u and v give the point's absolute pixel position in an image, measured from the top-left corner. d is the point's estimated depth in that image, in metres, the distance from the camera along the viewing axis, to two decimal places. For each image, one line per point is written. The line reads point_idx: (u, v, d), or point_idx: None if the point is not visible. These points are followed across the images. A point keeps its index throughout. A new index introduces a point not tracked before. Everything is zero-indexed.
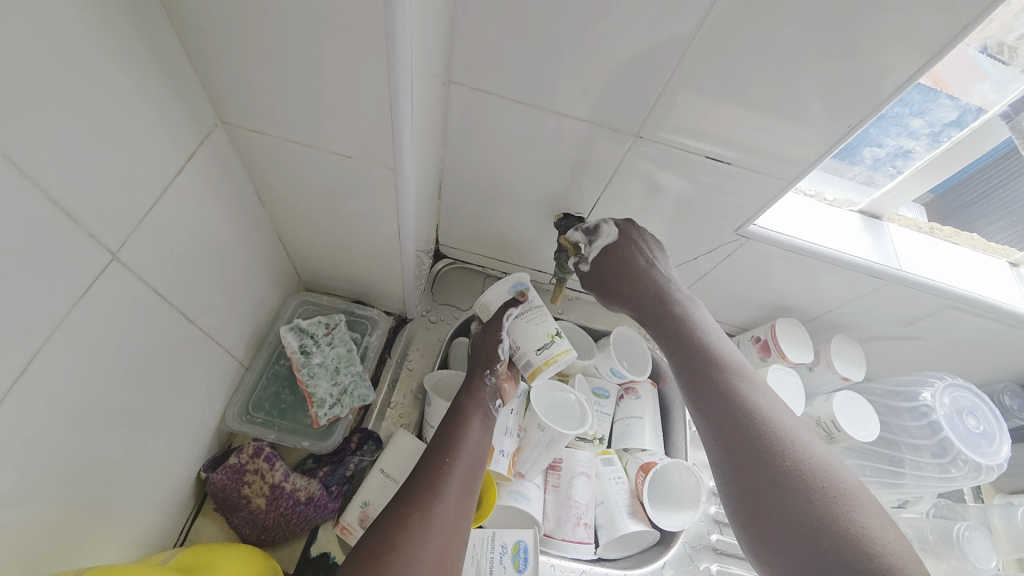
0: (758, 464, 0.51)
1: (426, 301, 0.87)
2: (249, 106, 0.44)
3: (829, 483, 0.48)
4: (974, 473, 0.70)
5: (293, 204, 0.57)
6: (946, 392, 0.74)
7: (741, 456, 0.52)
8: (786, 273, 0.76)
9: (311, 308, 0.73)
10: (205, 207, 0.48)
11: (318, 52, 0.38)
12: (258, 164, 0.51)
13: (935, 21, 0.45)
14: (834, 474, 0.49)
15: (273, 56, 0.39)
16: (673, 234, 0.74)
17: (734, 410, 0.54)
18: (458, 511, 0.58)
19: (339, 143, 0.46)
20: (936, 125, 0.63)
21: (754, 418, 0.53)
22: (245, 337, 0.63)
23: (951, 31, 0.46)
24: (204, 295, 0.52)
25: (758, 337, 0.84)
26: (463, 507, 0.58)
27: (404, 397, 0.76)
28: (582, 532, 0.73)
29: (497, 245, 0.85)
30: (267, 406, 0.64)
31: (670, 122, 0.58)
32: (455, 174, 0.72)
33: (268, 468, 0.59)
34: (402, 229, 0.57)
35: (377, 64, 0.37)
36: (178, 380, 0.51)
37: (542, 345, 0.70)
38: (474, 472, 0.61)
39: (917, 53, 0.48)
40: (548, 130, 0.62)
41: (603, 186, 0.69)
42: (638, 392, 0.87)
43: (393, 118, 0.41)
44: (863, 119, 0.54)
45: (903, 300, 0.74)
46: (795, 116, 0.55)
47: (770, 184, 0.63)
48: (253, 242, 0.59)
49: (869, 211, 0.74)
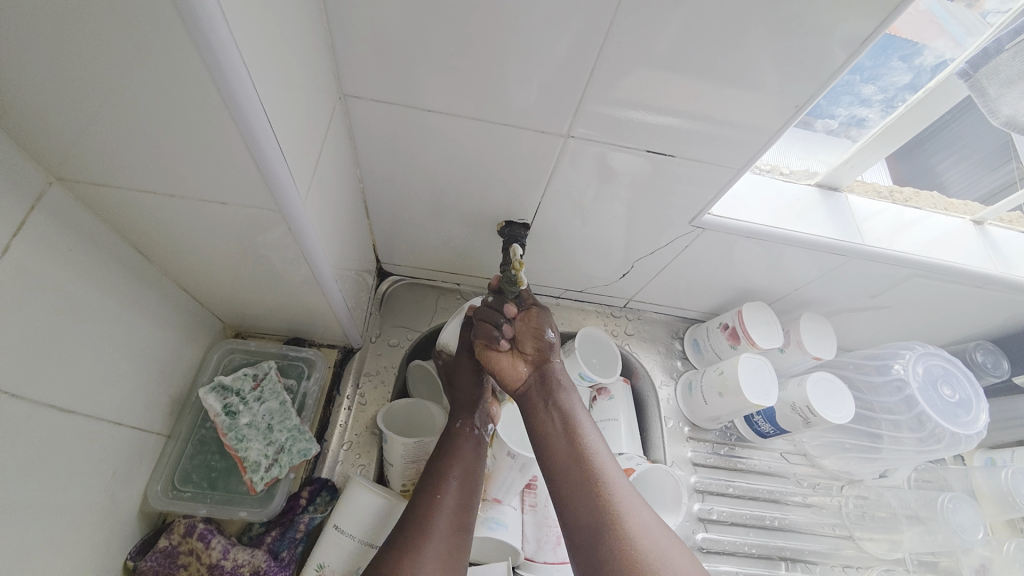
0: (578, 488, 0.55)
1: (375, 326, 0.80)
2: (81, 160, 0.37)
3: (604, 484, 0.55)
4: (954, 444, 0.72)
5: (185, 256, 0.51)
6: (919, 362, 0.76)
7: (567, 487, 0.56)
8: (750, 258, 0.72)
9: (239, 356, 0.67)
10: (56, 277, 0.41)
11: (134, 89, 0.31)
12: (124, 219, 0.44)
13: None
14: (652, 534, 0.52)
15: (85, 102, 0.32)
16: (625, 231, 0.70)
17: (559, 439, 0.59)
18: (456, 546, 0.54)
19: (208, 189, 0.40)
20: (890, 90, 0.59)
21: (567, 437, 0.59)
22: (160, 403, 0.57)
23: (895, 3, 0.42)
24: (83, 373, 0.45)
25: (726, 324, 0.81)
26: (459, 542, 0.54)
27: (360, 433, 0.70)
28: (565, 551, 0.68)
29: (444, 259, 0.79)
30: (196, 478, 0.58)
31: (597, 115, 0.53)
32: (380, 193, 0.66)
33: (204, 547, 0.54)
34: (317, 269, 0.52)
35: (207, 91, 0.31)
36: (79, 470, 0.46)
37: None
38: (469, 503, 0.58)
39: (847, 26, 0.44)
40: (468, 138, 0.57)
41: (542, 192, 0.64)
42: (611, 393, 0.83)
43: (259, 162, 0.36)
44: (810, 97, 0.50)
45: (863, 272, 0.72)
46: (725, 99, 0.51)
47: (718, 173, 0.59)
48: (147, 301, 0.52)
49: (828, 183, 0.72)
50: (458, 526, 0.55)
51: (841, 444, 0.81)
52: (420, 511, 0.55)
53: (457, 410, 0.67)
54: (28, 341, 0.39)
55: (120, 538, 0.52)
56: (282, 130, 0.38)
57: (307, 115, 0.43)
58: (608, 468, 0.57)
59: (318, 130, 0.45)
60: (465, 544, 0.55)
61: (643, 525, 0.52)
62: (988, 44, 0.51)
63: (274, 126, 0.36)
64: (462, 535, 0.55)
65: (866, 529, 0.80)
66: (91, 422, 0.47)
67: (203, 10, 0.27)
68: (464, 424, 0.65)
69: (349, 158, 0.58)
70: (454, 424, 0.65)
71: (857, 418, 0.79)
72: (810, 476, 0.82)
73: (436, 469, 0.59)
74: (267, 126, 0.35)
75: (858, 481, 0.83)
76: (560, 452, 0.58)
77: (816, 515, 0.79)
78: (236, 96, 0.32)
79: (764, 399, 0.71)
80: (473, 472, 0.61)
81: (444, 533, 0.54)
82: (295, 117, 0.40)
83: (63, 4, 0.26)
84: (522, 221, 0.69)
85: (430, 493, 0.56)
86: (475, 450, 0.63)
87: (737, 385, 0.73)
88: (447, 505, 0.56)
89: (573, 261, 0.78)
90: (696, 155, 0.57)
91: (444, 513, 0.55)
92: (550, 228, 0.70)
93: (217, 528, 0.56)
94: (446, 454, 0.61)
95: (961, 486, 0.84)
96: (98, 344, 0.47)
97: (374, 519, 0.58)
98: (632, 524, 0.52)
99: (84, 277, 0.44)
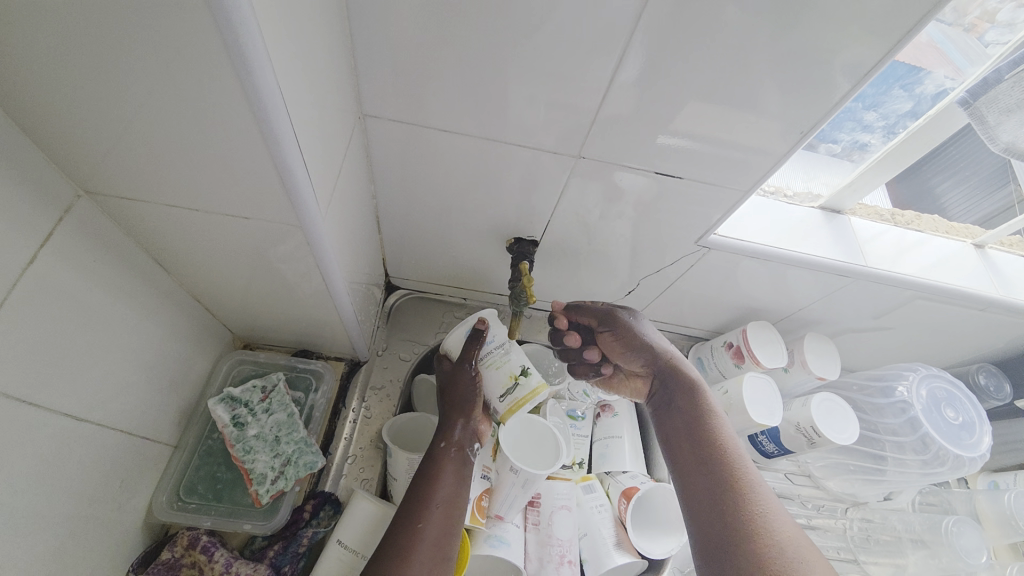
0: (716, 501, 0.54)
1: (381, 339, 0.80)
2: (111, 174, 0.38)
3: (743, 495, 0.54)
4: (958, 466, 0.72)
5: (202, 267, 0.51)
6: (922, 383, 0.76)
7: (703, 511, 0.54)
8: (754, 278, 0.73)
9: (247, 367, 0.67)
10: (78, 288, 0.42)
11: (173, 108, 0.33)
12: (144, 230, 0.45)
13: (868, 30, 0.44)
14: (791, 534, 0.50)
15: (123, 120, 0.34)
16: (633, 250, 0.71)
17: (700, 455, 0.59)
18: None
19: (229, 202, 0.41)
20: (891, 117, 0.61)
21: (715, 453, 0.58)
22: (168, 413, 0.57)
23: (896, 37, 0.44)
24: (95, 382, 0.45)
25: (730, 343, 0.82)
26: (439, 572, 0.53)
27: (363, 447, 0.70)
28: (568, 571, 0.67)
29: (452, 274, 0.80)
30: (201, 489, 0.58)
31: (607, 138, 0.55)
32: (392, 208, 0.67)
33: (206, 559, 0.53)
34: (330, 283, 0.53)
35: (242, 111, 0.32)
36: (88, 479, 0.46)
37: (505, 391, 0.63)
38: (452, 528, 0.56)
39: (851, 58, 0.46)
40: (481, 158, 0.58)
41: (551, 211, 0.65)
42: (614, 409, 0.83)
43: (283, 177, 0.37)
44: (815, 124, 0.52)
45: (868, 293, 0.72)
46: (733, 125, 0.53)
47: (726, 194, 0.61)
48: (162, 311, 0.53)
49: (831, 206, 0.74)
50: (439, 556, 0.53)
51: (845, 466, 0.81)
52: (398, 540, 0.53)
53: (442, 426, 0.64)
54: (47, 351, 0.40)
55: (124, 549, 0.52)
56: (307, 149, 0.39)
57: (331, 134, 0.44)
58: (747, 467, 0.57)
59: (338, 149, 0.46)
60: (446, 574, 0.53)
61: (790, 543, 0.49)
62: (987, 74, 0.53)
63: (301, 144, 0.37)
64: (444, 565, 0.53)
65: (870, 554, 0.79)
66: (103, 430, 0.47)
67: (245, 37, 0.28)
68: (448, 443, 0.62)
69: (364, 174, 0.60)
70: (438, 444, 0.62)
71: (862, 439, 0.79)
72: (815, 498, 0.82)
73: (416, 493, 0.57)
74: (294, 145, 0.36)
75: (863, 504, 0.82)
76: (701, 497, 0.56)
77: (822, 537, 0.79)
78: (267, 116, 0.33)
79: (768, 418, 0.73)
80: (455, 495, 0.58)
81: (422, 564, 0.52)
82: (320, 136, 0.41)
83: (110, 26, 0.28)
84: (531, 238, 0.70)
85: (410, 524, 0.54)
86: (458, 473, 0.60)
87: (742, 406, 0.73)
88: (427, 536, 0.54)
89: (580, 278, 0.79)
90: (702, 176, 0.59)
91: (424, 544, 0.53)
92: (558, 245, 0.71)
93: (220, 541, 0.56)
94: (428, 478, 0.59)
95: (967, 510, 0.83)
96: (113, 352, 0.47)
97: (374, 533, 0.57)
98: (790, 543, 0.49)
99: (105, 287, 0.44)
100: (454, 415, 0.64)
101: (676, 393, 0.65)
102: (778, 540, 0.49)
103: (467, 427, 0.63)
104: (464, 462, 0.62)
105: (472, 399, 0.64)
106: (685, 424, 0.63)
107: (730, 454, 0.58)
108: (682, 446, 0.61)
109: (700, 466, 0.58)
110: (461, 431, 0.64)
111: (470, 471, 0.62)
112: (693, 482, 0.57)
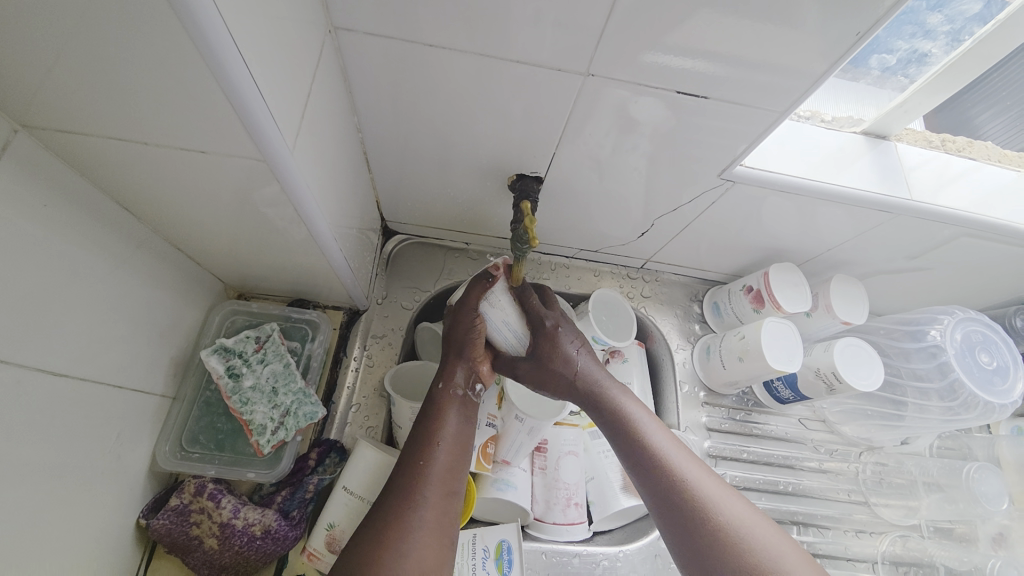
0: (680, 514, 0.52)
1: (381, 287, 0.77)
2: (40, 104, 0.33)
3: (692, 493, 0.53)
4: (985, 413, 0.69)
5: (174, 213, 0.47)
6: (957, 328, 0.71)
7: (672, 519, 0.53)
8: (781, 215, 0.67)
9: (241, 317, 0.65)
10: (31, 238, 0.38)
11: (76, 16, 0.26)
12: (101, 173, 0.41)
13: None
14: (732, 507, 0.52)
15: (26, 33, 0.27)
16: (647, 187, 0.64)
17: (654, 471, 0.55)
18: (446, 510, 0.52)
19: (180, 135, 0.35)
20: (958, 20, 0.52)
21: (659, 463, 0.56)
22: (160, 366, 0.55)
23: None
24: (71, 339, 0.43)
25: (750, 287, 0.77)
26: (449, 509, 0.53)
27: (367, 395, 0.69)
28: (574, 513, 0.68)
29: (451, 217, 0.74)
30: (203, 439, 0.58)
31: (619, 53, 0.47)
32: (381, 145, 0.61)
33: (214, 506, 0.54)
34: (313, 227, 0.49)
35: (161, 13, 0.26)
36: (78, 436, 0.45)
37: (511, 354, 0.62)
38: (458, 465, 0.56)
39: None
40: (475, 81, 0.51)
41: (555, 143, 0.58)
42: (624, 356, 0.79)
43: (232, 103, 0.32)
44: (875, 24, 0.43)
45: (908, 230, 0.66)
46: (769, 33, 0.44)
47: (758, 119, 0.53)
48: (137, 261, 0.49)
49: (876, 131, 0.65)
50: (446, 490, 0.53)
51: (863, 411, 0.79)
52: (405, 479, 0.53)
53: (443, 368, 0.61)
54: (9, 307, 0.37)
55: (131, 497, 0.52)
56: (259, 69, 0.33)
57: (291, 51, 0.38)
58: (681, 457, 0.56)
59: (303, 71, 0.40)
60: (454, 509, 0.53)
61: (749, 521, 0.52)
62: None
63: (248, 60, 0.31)
64: (452, 500, 0.53)
65: (882, 496, 0.79)
66: (89, 386, 0.45)
67: None
68: (449, 384, 0.60)
69: (344, 103, 0.53)
70: (438, 386, 0.60)
71: (883, 385, 0.76)
72: (828, 443, 0.81)
73: (419, 434, 0.56)
74: (239, 61, 0.30)
75: (877, 448, 0.81)
76: (708, 561, 0.50)
77: (832, 480, 0.78)
78: (196, 18, 0.27)
79: (788, 365, 0.69)
80: (461, 438, 0.57)
81: (431, 501, 0.52)
82: (275, 51, 0.35)
83: None
84: (534, 174, 0.64)
85: (414, 460, 0.54)
86: (462, 413, 0.59)
87: (759, 350, 0.70)
88: (434, 470, 0.54)
89: (589, 219, 0.73)
90: (730, 97, 0.50)
91: (433, 478, 0.53)
92: (564, 183, 0.65)
93: (227, 488, 0.56)
94: (429, 420, 0.57)
95: (986, 455, 0.81)
96: (85, 307, 0.44)
97: (375, 479, 0.57)
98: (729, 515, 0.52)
99: (66, 236, 0.41)
100: (454, 357, 0.61)
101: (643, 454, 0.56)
102: (731, 524, 0.51)
103: (468, 370, 0.60)
104: (467, 401, 0.60)
105: (476, 340, 0.61)
106: (664, 494, 0.54)
107: (688, 485, 0.54)
108: (675, 514, 0.53)
109: (695, 525, 0.51)
110: (462, 374, 0.61)
111: (474, 412, 0.60)
112: (692, 545, 0.51)
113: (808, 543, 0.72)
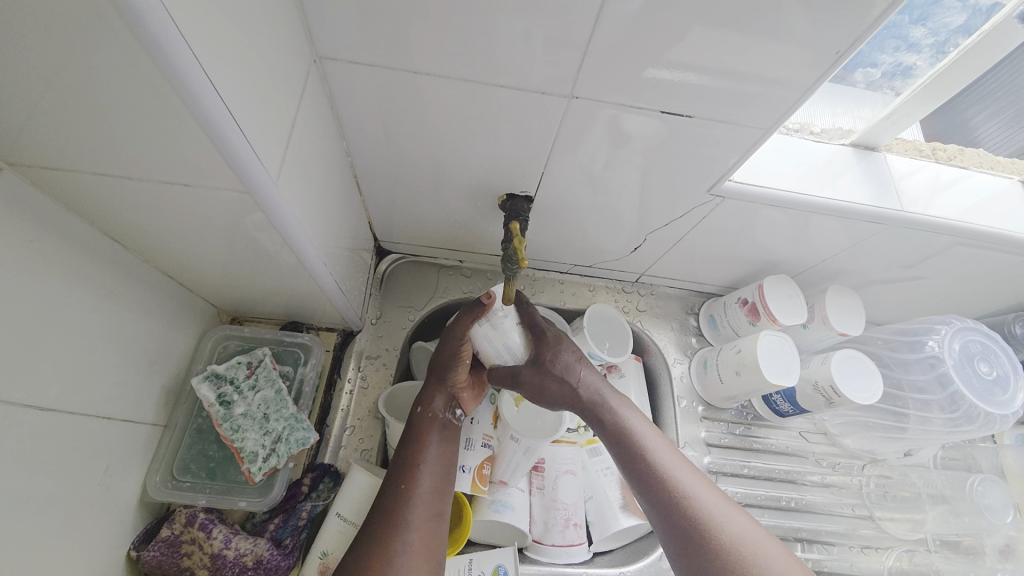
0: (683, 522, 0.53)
1: (375, 307, 0.77)
2: (17, 142, 0.33)
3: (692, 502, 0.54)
4: (987, 424, 0.68)
5: (161, 241, 0.47)
6: (955, 337, 0.70)
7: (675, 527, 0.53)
8: (773, 228, 0.67)
9: (233, 342, 0.65)
10: (18, 272, 0.38)
11: (53, 59, 0.26)
12: (86, 206, 0.41)
13: None
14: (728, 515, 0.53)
15: (5, 79, 0.28)
16: (638, 203, 0.64)
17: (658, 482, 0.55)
18: (433, 534, 0.52)
19: (162, 169, 0.36)
20: (942, 32, 0.52)
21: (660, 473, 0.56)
22: (150, 394, 0.55)
23: None
24: (62, 370, 0.43)
25: (745, 299, 0.77)
26: (435, 533, 0.52)
27: (361, 417, 0.69)
28: (573, 534, 0.67)
29: (444, 236, 0.75)
30: (195, 468, 0.57)
31: (603, 74, 0.47)
32: (371, 166, 0.61)
33: (205, 537, 0.53)
34: (302, 253, 0.49)
35: (136, 57, 0.26)
36: (69, 467, 0.44)
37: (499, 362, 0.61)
38: (444, 488, 0.55)
39: None
40: (461, 103, 0.51)
41: (543, 162, 0.59)
42: (621, 371, 0.78)
43: (213, 139, 0.32)
44: (856, 41, 0.43)
45: (902, 240, 0.66)
46: (749, 52, 0.45)
47: (745, 134, 0.53)
48: (128, 289, 0.50)
49: (864, 142, 0.65)
50: (432, 514, 0.53)
51: (866, 423, 0.77)
52: (390, 504, 0.52)
53: (421, 393, 0.61)
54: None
55: (121, 530, 0.51)
56: (238, 102, 0.33)
57: (274, 82, 0.38)
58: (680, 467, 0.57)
59: (286, 100, 0.40)
60: (441, 532, 0.53)
61: (749, 537, 0.51)
62: None
63: (227, 97, 0.32)
64: (438, 523, 0.53)
65: (887, 509, 0.77)
66: (78, 419, 0.45)
67: None
68: (427, 408, 0.60)
69: (333, 128, 0.54)
70: (416, 410, 0.60)
71: (884, 396, 0.76)
72: (830, 456, 0.79)
73: (401, 459, 0.56)
74: (216, 97, 0.30)
75: (880, 460, 0.79)
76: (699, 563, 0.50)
77: (836, 495, 0.77)
78: (176, 63, 0.27)
79: (786, 378, 0.68)
80: (446, 461, 0.57)
81: (417, 526, 0.51)
82: (256, 83, 0.35)
83: None
84: (525, 194, 0.64)
85: (397, 486, 0.53)
86: (444, 438, 0.58)
87: (756, 364, 0.69)
88: (419, 495, 0.53)
89: (583, 235, 0.73)
90: (715, 114, 0.51)
91: (418, 501, 0.53)
92: (554, 200, 0.65)
93: (218, 517, 0.56)
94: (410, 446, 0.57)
95: (991, 465, 0.81)
96: (75, 338, 0.44)
97: (371, 504, 0.56)
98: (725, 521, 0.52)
99: (53, 270, 0.41)
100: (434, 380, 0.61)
101: (641, 468, 0.57)
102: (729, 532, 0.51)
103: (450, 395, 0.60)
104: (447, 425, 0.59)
105: (456, 364, 0.60)
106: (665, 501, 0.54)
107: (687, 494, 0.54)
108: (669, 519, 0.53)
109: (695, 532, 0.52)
110: (442, 398, 0.61)
111: (456, 435, 0.60)
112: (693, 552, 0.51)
113: (813, 560, 0.71)
